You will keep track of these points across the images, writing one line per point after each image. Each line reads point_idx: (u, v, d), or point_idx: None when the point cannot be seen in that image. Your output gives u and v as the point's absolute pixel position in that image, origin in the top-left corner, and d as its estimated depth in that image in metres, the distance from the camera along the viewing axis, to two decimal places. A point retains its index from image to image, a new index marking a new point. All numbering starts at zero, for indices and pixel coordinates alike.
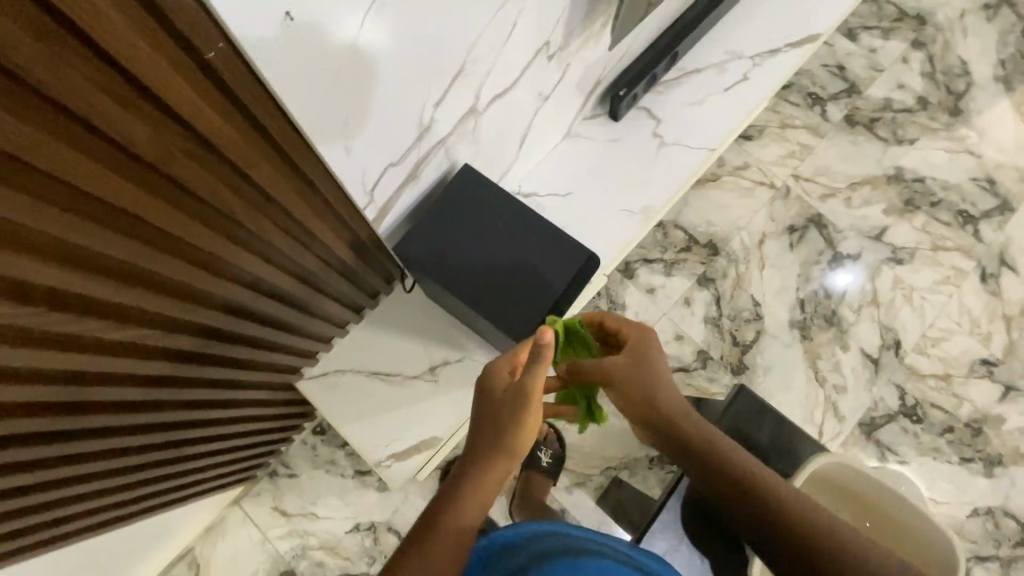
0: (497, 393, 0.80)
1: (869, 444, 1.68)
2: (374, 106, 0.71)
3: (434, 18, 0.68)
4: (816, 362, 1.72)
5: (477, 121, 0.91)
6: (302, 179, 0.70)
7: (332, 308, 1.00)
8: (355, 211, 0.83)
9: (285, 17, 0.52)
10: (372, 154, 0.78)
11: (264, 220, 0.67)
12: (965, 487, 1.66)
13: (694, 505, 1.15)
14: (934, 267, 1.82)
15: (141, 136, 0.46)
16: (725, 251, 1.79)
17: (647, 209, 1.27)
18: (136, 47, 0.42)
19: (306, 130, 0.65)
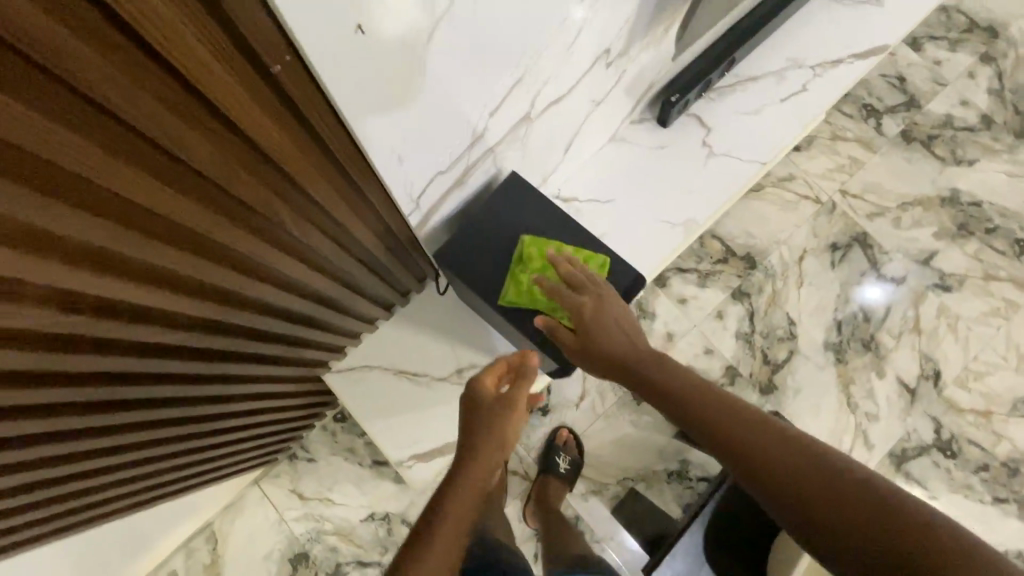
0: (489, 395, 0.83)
1: (898, 475, 1.63)
2: (430, 119, 0.69)
3: (501, 30, 0.65)
4: (848, 387, 1.67)
5: (528, 129, 0.88)
6: (349, 184, 0.69)
7: (363, 307, 0.99)
8: (397, 214, 0.82)
9: (355, 30, 0.50)
10: (422, 162, 0.76)
11: (309, 227, 0.66)
12: (996, 529, 1.59)
13: None
14: (984, 297, 1.74)
15: (200, 148, 0.45)
16: (762, 266, 1.73)
17: (690, 221, 1.23)
18: (210, 66, 0.41)
19: (360, 138, 0.63)
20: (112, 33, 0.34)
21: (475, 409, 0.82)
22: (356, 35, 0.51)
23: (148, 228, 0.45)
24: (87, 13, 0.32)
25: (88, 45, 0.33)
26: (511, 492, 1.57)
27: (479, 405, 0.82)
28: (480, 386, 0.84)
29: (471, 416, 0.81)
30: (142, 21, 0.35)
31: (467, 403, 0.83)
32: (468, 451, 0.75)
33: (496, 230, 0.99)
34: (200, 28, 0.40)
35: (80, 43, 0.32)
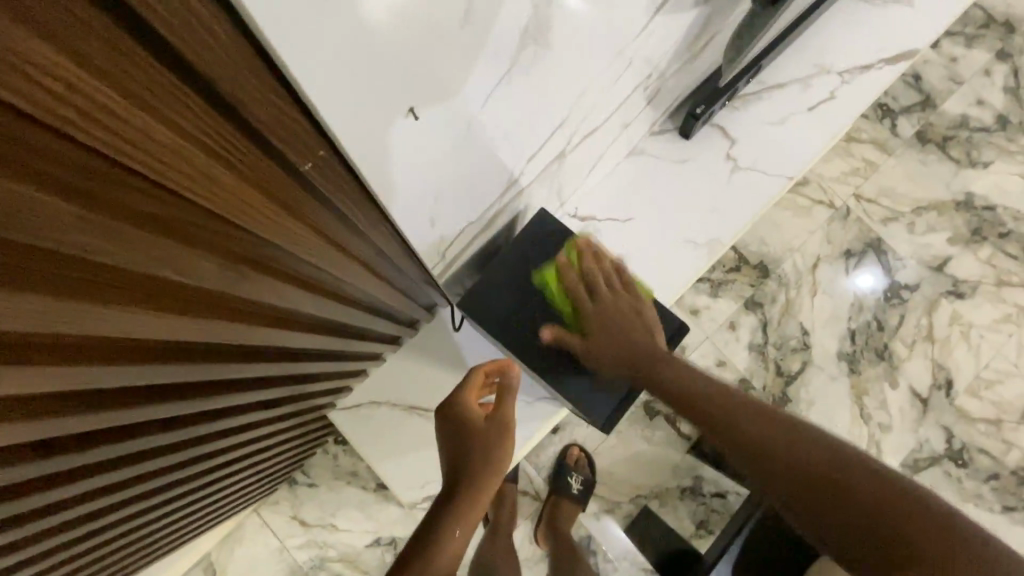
0: (474, 418, 0.83)
1: None
2: (463, 172, 0.69)
3: (555, 83, 0.70)
4: (862, 398, 1.65)
5: (561, 163, 0.92)
6: (369, 247, 0.66)
7: (373, 348, 0.95)
8: (410, 258, 0.78)
9: (411, 115, 0.51)
10: (455, 217, 0.78)
11: (322, 302, 0.63)
12: (1005, 537, 1.60)
13: None
14: (997, 304, 1.71)
15: (195, 263, 0.39)
16: (776, 275, 1.69)
17: (713, 241, 1.16)
18: (224, 182, 0.38)
19: (393, 214, 0.63)
20: (121, 174, 0.31)
21: (468, 425, 0.83)
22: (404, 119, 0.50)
23: (135, 350, 0.42)
24: (89, 164, 0.29)
25: (87, 204, 0.29)
26: (521, 513, 1.53)
27: (471, 422, 0.83)
28: (465, 403, 0.85)
29: (465, 430, 0.83)
30: (148, 159, 0.31)
31: (457, 420, 0.84)
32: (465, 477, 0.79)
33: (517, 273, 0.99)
34: (196, 136, 0.34)
35: (56, 198, 0.27)
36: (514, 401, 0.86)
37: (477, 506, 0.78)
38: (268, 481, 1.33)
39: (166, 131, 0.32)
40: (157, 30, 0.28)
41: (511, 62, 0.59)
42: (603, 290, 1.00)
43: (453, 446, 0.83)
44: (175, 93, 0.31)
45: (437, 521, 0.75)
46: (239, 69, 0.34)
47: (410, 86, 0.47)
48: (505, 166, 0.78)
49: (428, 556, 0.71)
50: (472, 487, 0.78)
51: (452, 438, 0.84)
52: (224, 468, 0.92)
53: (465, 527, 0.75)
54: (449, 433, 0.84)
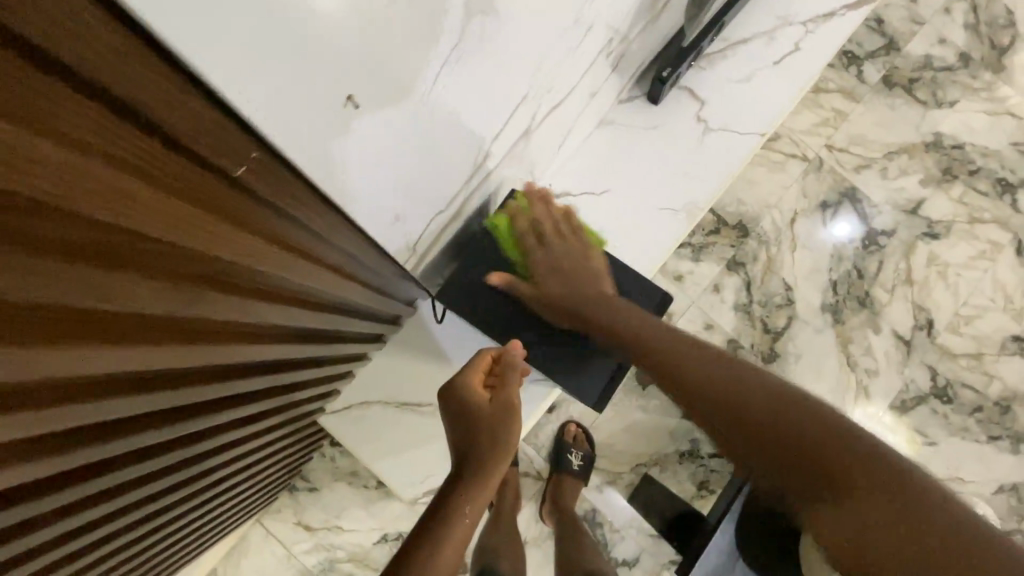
0: (477, 400, 0.82)
1: (900, 425, 1.66)
2: (422, 160, 0.67)
3: (513, 56, 0.67)
4: (847, 346, 1.68)
5: (529, 141, 0.90)
6: (333, 249, 0.64)
7: (353, 351, 0.94)
8: (381, 256, 0.76)
9: (349, 103, 0.49)
10: (421, 208, 0.76)
11: (291, 311, 0.61)
12: (991, 465, 1.65)
13: None
14: (971, 241, 1.73)
15: (144, 291, 0.37)
16: (755, 233, 1.69)
17: (691, 206, 1.14)
18: (165, 205, 0.36)
19: (347, 212, 0.61)
20: (34, 208, 0.28)
21: (473, 408, 0.82)
22: (333, 104, 0.47)
23: (81, 387, 0.39)
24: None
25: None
26: (526, 495, 1.54)
27: (475, 404, 0.82)
28: (468, 387, 0.84)
29: (470, 413, 0.82)
30: (66, 191, 0.28)
31: (461, 404, 0.83)
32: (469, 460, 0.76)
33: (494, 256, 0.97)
34: (121, 159, 0.32)
35: None
36: (516, 381, 0.86)
37: (489, 481, 0.74)
38: (268, 491, 1.32)
39: (83, 159, 0.29)
40: (39, 42, 0.25)
41: (457, 42, 0.56)
42: (553, 239, 1.04)
43: (459, 431, 0.81)
44: (89, 116, 0.29)
45: (449, 498, 0.70)
46: (135, 70, 0.31)
47: (339, 68, 0.45)
48: (468, 150, 0.75)
49: (442, 528, 0.66)
50: (479, 462, 0.75)
51: (457, 424, 0.82)
52: (216, 486, 0.90)
53: (476, 502, 0.71)
54: (454, 420, 0.83)
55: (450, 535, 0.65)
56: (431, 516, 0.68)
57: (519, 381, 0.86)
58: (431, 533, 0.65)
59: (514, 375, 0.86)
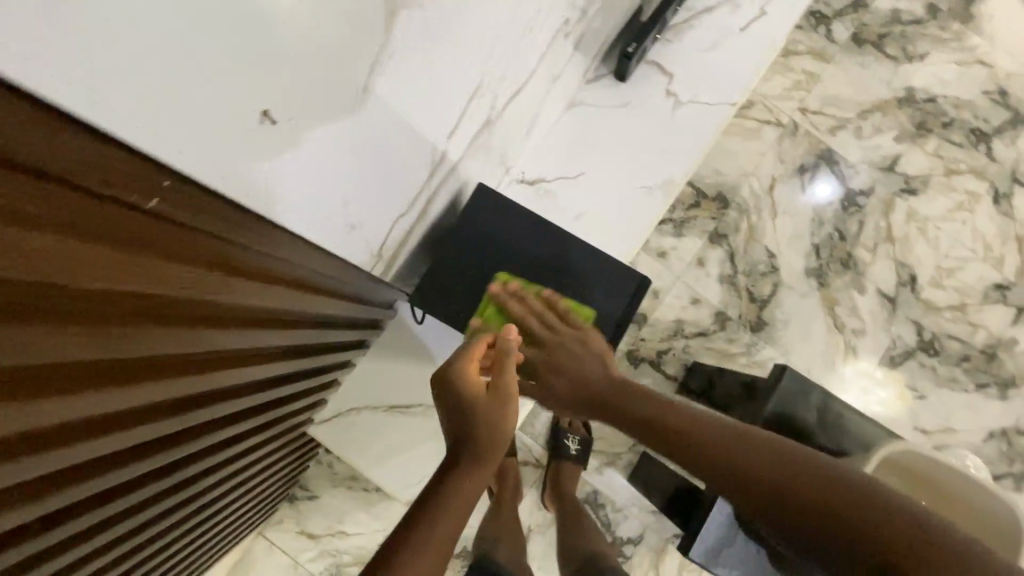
0: (472, 387, 0.79)
1: (889, 382, 1.68)
2: (367, 159, 0.65)
3: (459, 46, 0.65)
4: (833, 309, 1.69)
5: (490, 132, 0.89)
6: (286, 264, 0.62)
7: (327, 359, 0.92)
8: (343, 264, 0.75)
9: (263, 118, 0.45)
10: (377, 212, 0.76)
11: (250, 334, 0.60)
12: (980, 412, 1.68)
13: None
14: (949, 194, 1.74)
15: (51, 341, 0.35)
16: (734, 203, 1.69)
17: (667, 182, 1.13)
18: (65, 251, 0.33)
19: (297, 227, 0.61)
20: None
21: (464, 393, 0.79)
22: (244, 119, 0.43)
23: (23, 441, 0.38)
24: None
25: None
26: (526, 483, 1.55)
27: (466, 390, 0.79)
28: (464, 374, 0.81)
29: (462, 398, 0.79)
30: None
31: (458, 393, 0.79)
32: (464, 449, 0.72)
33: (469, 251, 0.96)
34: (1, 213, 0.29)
35: None
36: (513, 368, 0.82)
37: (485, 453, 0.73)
38: (265, 505, 1.31)
39: None
40: None
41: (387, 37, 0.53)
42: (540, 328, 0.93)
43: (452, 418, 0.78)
44: None
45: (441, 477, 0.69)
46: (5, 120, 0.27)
47: (249, 82, 0.42)
48: (421, 147, 0.74)
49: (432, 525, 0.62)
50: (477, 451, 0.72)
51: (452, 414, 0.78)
52: (204, 512, 0.89)
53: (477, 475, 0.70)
54: (449, 408, 0.79)
55: (448, 520, 0.63)
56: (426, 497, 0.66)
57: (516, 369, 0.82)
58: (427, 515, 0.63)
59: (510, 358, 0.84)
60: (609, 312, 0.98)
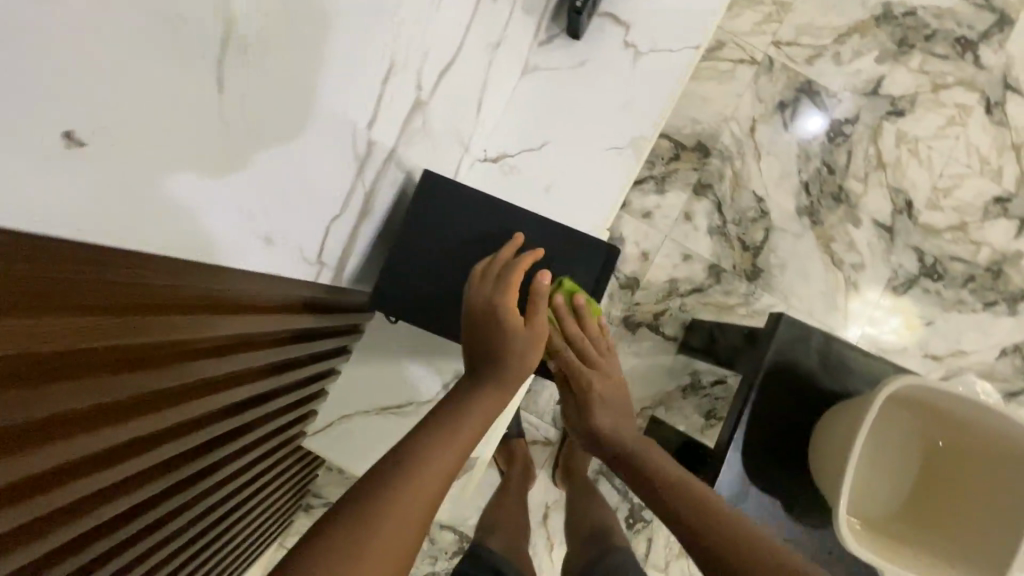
0: (502, 311, 0.78)
1: (895, 313, 1.65)
2: (285, 172, 0.60)
3: (360, 23, 0.60)
4: (829, 246, 1.64)
5: (425, 114, 0.83)
6: (224, 288, 0.59)
7: (304, 371, 0.89)
8: (267, 276, 0.68)
9: (67, 138, 0.34)
10: (303, 218, 0.69)
11: (199, 362, 0.57)
12: (991, 331, 1.64)
13: (760, 455, 1.05)
14: (938, 111, 1.66)
15: None
16: (716, 151, 1.62)
17: (636, 138, 1.08)
18: None
19: (203, 246, 0.54)
20: None
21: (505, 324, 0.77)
22: (42, 139, 0.33)
23: None
24: None
25: None
26: (538, 462, 1.54)
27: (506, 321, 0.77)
28: (502, 296, 0.80)
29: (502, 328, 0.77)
30: None
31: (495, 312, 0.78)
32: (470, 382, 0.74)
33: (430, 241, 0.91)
34: None
35: None
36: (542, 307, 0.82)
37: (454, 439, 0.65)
38: (277, 523, 1.30)
39: None
40: None
41: (248, 40, 0.46)
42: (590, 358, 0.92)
43: (477, 349, 0.77)
44: None
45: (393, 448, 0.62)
46: None
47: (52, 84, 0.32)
48: (339, 145, 0.68)
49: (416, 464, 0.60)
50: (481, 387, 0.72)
51: (483, 330, 0.78)
52: (197, 548, 0.85)
53: (440, 465, 0.61)
54: (481, 325, 0.78)
55: (431, 463, 0.61)
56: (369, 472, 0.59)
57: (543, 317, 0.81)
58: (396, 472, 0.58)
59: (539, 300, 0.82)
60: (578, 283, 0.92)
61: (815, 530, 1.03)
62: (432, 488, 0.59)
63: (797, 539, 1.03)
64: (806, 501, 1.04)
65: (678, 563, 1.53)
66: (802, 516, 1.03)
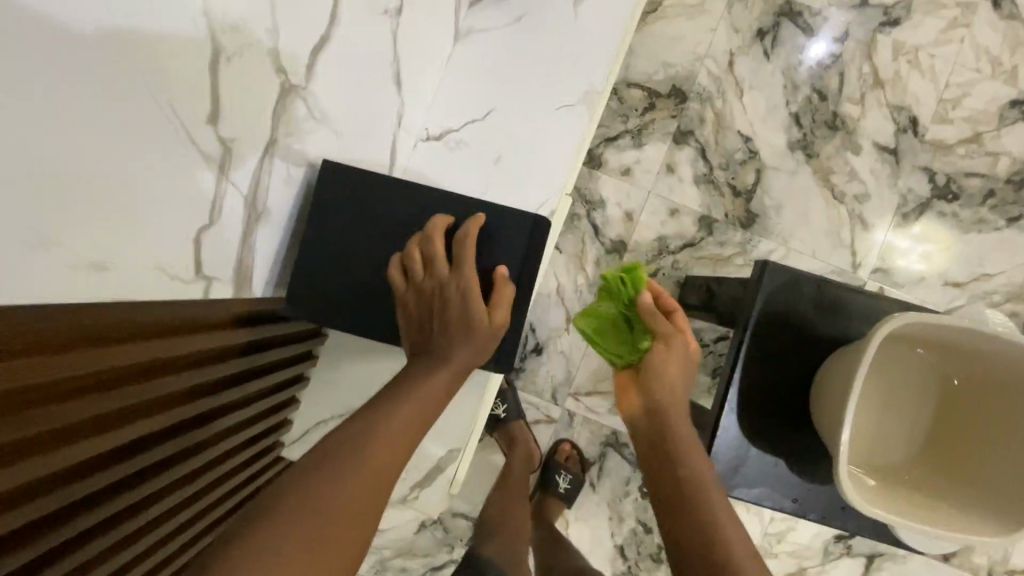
0: (457, 291, 0.65)
1: (908, 241, 1.53)
2: (125, 176, 0.43)
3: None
4: (828, 179, 1.52)
5: (311, 95, 0.64)
6: (120, 315, 0.49)
7: (278, 377, 0.86)
8: (173, 299, 0.56)
9: None
10: (186, 230, 0.52)
11: (88, 402, 0.48)
12: (1019, 248, 1.51)
13: (761, 415, 0.98)
14: (938, 13, 1.50)
15: None
16: (693, 94, 1.50)
17: (586, 94, 0.99)
18: None
19: (113, 273, 0.46)
20: None
21: (469, 309, 0.64)
22: None
23: None
24: None
25: None
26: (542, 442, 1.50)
27: (469, 305, 0.64)
28: (457, 272, 0.66)
29: (465, 315, 0.63)
30: None
31: (450, 292, 0.65)
32: (426, 355, 0.63)
33: (352, 247, 0.75)
34: None
35: None
36: (501, 296, 0.68)
37: (400, 442, 0.54)
38: None
39: None
40: None
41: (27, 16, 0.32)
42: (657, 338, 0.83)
43: (423, 330, 0.65)
44: None
45: (326, 453, 0.52)
46: None
47: None
48: (198, 136, 0.49)
49: (372, 427, 0.54)
50: (433, 360, 0.62)
51: (434, 311, 0.65)
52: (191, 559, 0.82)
53: (396, 449, 0.54)
54: (433, 304, 0.65)
55: (389, 432, 0.54)
56: (297, 480, 0.49)
57: (504, 304, 0.68)
58: (348, 441, 0.52)
59: (502, 294, 0.68)
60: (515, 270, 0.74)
61: (823, 485, 0.98)
62: (371, 511, 0.50)
63: (804, 497, 0.98)
64: (813, 457, 0.98)
65: None
66: (809, 471, 0.98)
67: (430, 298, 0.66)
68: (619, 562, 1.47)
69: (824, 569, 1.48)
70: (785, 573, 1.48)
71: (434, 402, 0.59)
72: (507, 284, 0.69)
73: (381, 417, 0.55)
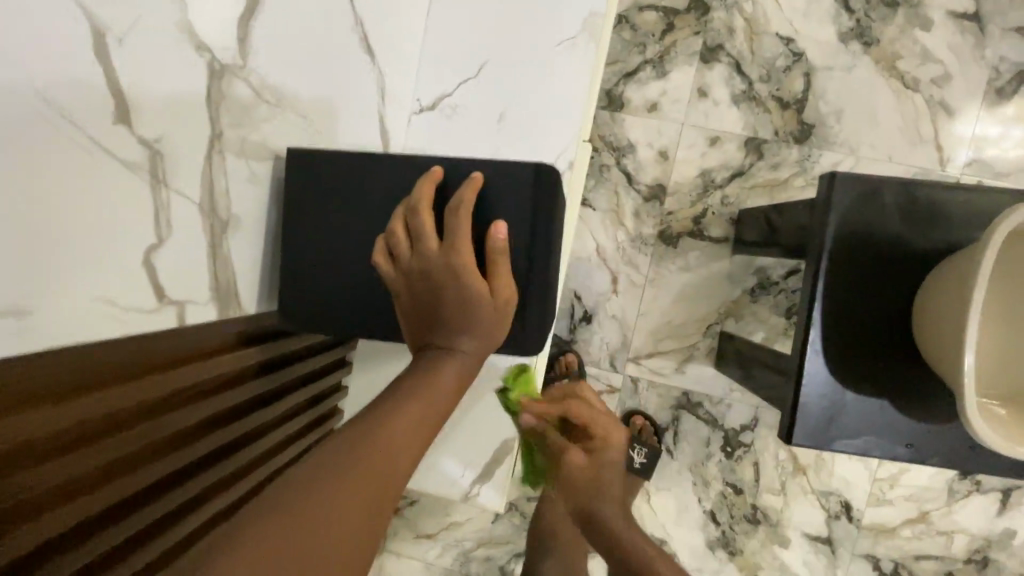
0: (447, 271, 0.56)
1: (1007, 120, 1.28)
2: (14, 210, 0.38)
3: None
4: (895, 67, 1.29)
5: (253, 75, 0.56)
6: (75, 357, 0.44)
7: (313, 389, 0.81)
8: (139, 324, 0.50)
9: None
10: (127, 243, 0.47)
11: (70, 458, 0.43)
12: None
13: (853, 354, 0.83)
14: None
15: None
16: (716, 2, 1.31)
17: (587, 20, 0.86)
18: None
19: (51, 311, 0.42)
20: None
21: (467, 289, 0.55)
22: None
23: None
24: None
25: None
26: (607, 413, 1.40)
27: (466, 285, 0.55)
28: (442, 251, 0.57)
29: (463, 296, 0.55)
30: None
31: (439, 274, 0.56)
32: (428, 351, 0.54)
33: (348, 241, 0.68)
34: None
35: None
36: (507, 269, 0.59)
37: (402, 446, 0.45)
38: None
39: None
40: None
41: None
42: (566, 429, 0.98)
43: (420, 323, 0.57)
44: None
45: (320, 457, 0.43)
46: None
47: None
48: (116, 143, 0.44)
49: (376, 426, 0.46)
50: (432, 358, 0.53)
51: (426, 298, 0.56)
52: None
53: (403, 454, 0.45)
54: (423, 291, 0.57)
55: (397, 435, 0.46)
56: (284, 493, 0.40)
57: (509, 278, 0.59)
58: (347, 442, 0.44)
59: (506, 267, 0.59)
60: (526, 231, 0.64)
61: (941, 423, 0.83)
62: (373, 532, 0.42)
63: (920, 440, 0.83)
64: (924, 392, 0.83)
65: (797, 481, 1.35)
66: (922, 410, 0.83)
67: (421, 283, 0.57)
68: (712, 528, 1.36)
69: (951, 511, 1.31)
70: (905, 519, 1.32)
71: (438, 400, 0.50)
72: (498, 253, 0.59)
73: (388, 414, 0.47)
